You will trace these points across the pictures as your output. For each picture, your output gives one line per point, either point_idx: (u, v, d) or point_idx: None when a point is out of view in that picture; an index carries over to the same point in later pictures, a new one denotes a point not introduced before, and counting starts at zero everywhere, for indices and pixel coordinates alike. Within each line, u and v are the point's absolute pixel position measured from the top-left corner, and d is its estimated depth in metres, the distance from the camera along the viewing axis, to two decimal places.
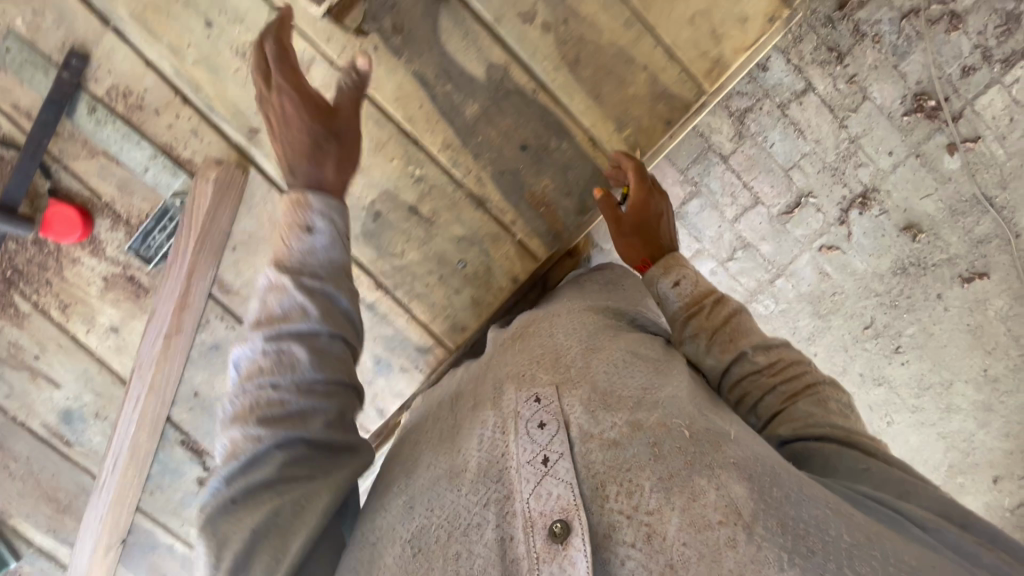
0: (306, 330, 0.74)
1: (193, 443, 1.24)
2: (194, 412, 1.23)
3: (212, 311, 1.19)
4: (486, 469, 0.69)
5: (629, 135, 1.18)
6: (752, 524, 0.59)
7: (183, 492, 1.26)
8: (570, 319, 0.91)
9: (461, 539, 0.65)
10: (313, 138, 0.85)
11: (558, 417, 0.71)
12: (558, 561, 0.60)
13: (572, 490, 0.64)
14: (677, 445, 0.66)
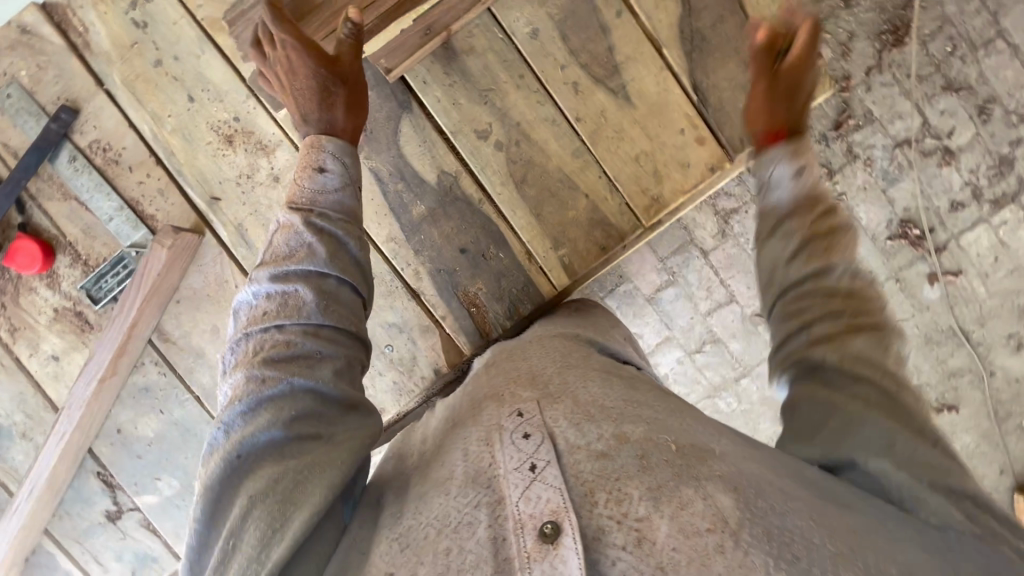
0: (313, 271, 0.75)
1: (108, 476, 1.29)
2: (114, 448, 1.28)
3: (149, 356, 1.26)
4: (477, 474, 0.58)
5: (564, 255, 1.23)
6: (738, 531, 0.50)
7: (90, 522, 1.31)
8: (546, 349, 0.81)
9: (451, 536, 0.54)
10: (320, 85, 0.93)
11: (543, 427, 0.61)
12: (548, 563, 0.50)
13: (564, 492, 0.53)
14: (666, 455, 0.57)
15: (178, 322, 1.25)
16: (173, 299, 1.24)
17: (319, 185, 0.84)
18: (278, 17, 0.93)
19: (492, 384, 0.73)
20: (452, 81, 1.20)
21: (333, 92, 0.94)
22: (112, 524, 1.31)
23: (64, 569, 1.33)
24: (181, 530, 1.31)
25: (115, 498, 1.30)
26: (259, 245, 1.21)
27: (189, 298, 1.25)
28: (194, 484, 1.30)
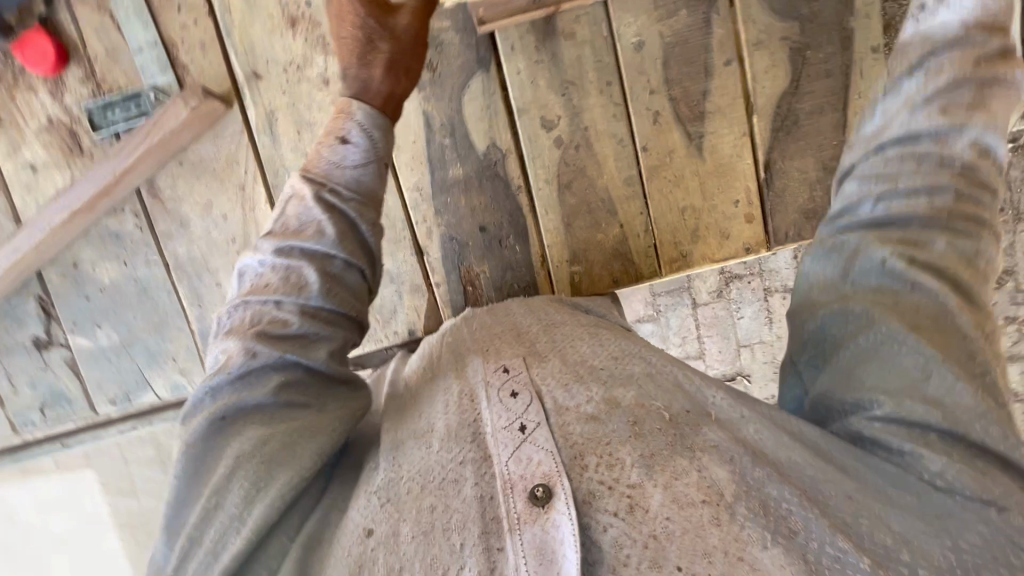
0: (318, 251, 0.82)
1: (48, 304, 1.24)
2: (65, 281, 1.23)
3: (132, 204, 1.20)
4: (459, 430, 0.70)
5: (577, 272, 1.21)
6: (732, 505, 0.58)
7: (16, 342, 1.26)
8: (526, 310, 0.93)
9: (435, 494, 0.64)
10: (366, 37, 0.95)
11: (529, 386, 0.72)
12: (540, 524, 0.59)
13: (553, 458, 0.63)
14: (659, 423, 0.65)
15: (173, 183, 1.18)
16: (177, 159, 1.17)
17: (339, 158, 0.89)
18: None
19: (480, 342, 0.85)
20: (540, 59, 1.14)
21: (377, 46, 0.96)
22: (37, 352, 1.26)
23: None
24: (103, 384, 1.28)
25: (49, 329, 1.25)
26: (285, 141, 1.15)
27: (194, 164, 1.18)
28: (134, 344, 1.26)
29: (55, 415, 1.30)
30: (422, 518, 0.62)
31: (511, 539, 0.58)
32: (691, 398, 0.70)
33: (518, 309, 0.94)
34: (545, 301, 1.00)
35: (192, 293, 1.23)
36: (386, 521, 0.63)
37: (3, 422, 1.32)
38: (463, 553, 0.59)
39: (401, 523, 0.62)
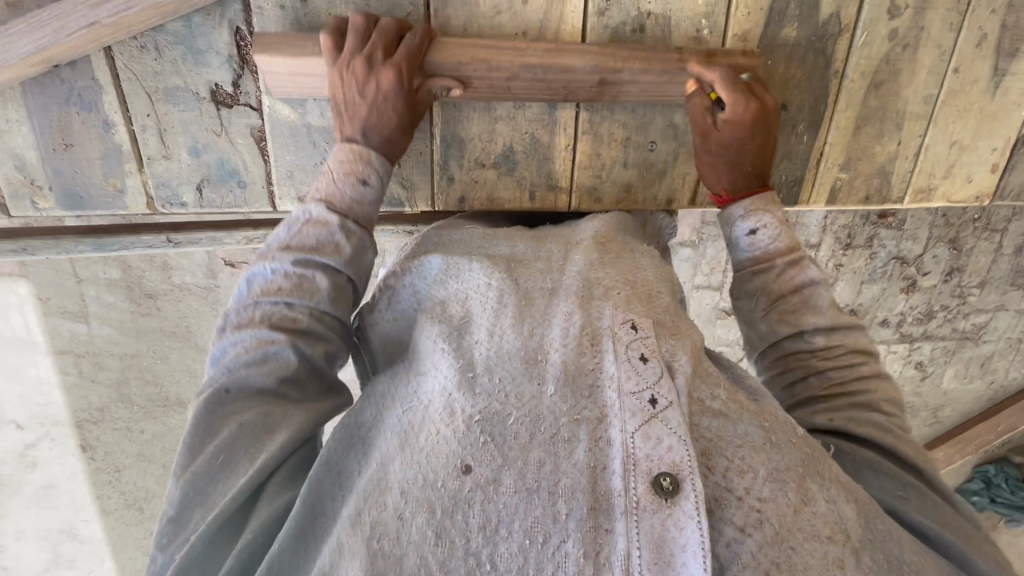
0: (332, 265, 0.80)
1: (247, 45, 0.89)
2: (282, 16, 0.87)
3: None
4: (581, 374, 0.67)
5: (842, 179, 1.19)
6: (859, 549, 0.59)
7: (185, 84, 0.89)
8: (621, 221, 0.98)
9: (544, 449, 0.61)
10: (399, 121, 0.87)
11: (660, 356, 0.68)
12: (661, 517, 0.57)
13: (685, 446, 0.60)
14: (790, 440, 0.66)
15: None
16: None
17: (359, 196, 0.84)
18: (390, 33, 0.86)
19: (595, 273, 0.80)
20: (704, 10, 1.00)
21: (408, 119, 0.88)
22: (213, 107, 0.91)
23: None
24: (299, 174, 0.96)
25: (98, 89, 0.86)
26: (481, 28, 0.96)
27: None
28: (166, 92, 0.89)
29: (217, 201, 0.96)
30: (527, 472, 0.60)
31: (625, 523, 0.57)
32: (778, 420, 0.69)
33: (648, 264, 0.86)
34: (642, 254, 0.89)
35: (450, 134, 1.00)
36: (487, 462, 0.60)
37: (138, 192, 0.93)
38: (567, 523, 0.57)
39: (504, 471, 0.60)
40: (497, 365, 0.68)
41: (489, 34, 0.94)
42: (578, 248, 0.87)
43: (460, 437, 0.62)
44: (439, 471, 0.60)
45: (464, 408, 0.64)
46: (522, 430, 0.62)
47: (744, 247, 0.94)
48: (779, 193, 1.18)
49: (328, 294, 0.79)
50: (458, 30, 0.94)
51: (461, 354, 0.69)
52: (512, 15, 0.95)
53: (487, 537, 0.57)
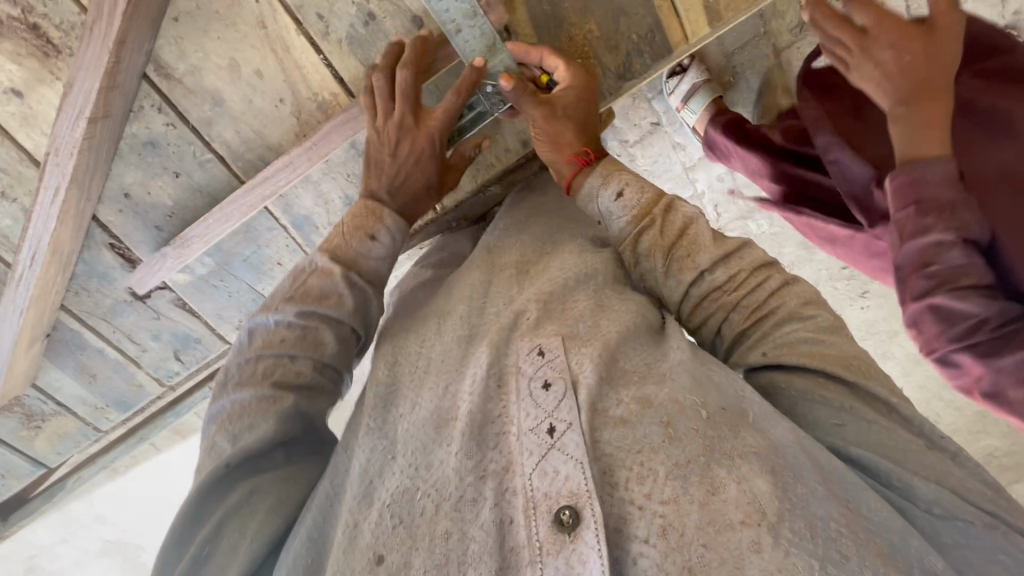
0: (331, 316, 0.79)
1: (124, 250, 1.07)
2: (125, 216, 1.04)
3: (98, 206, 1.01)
4: (486, 423, 0.66)
5: None
6: (776, 523, 0.53)
7: (115, 299, 1.12)
8: (545, 223, 0.94)
9: (450, 516, 0.60)
10: (427, 183, 0.90)
11: (565, 374, 0.67)
12: (565, 556, 0.54)
13: (582, 473, 0.58)
14: (692, 429, 0.61)
15: (88, 172, 0.93)
16: (67, 149, 0.89)
17: (366, 250, 0.84)
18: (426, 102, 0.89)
19: (512, 305, 0.79)
20: None
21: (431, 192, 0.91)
22: (141, 302, 1.13)
23: (36, 402, 1.22)
24: (223, 313, 1.17)
25: (96, 330, 1.15)
26: (249, 122, 0.97)
27: (86, 145, 0.90)
28: (117, 308, 1.13)
29: (194, 358, 1.23)
30: (434, 547, 0.59)
31: (530, 572, 0.55)
32: (679, 402, 0.63)
33: (565, 272, 0.82)
34: (558, 261, 0.85)
35: (295, 217, 1.07)
36: (398, 546, 0.60)
37: (150, 379, 1.25)
38: None
39: (413, 552, 0.59)
40: (413, 436, 0.69)
41: (257, 122, 0.97)
42: (498, 283, 0.85)
43: (375, 527, 0.62)
44: (357, 561, 0.60)
45: (380, 494, 0.65)
46: (428, 503, 0.62)
47: (618, 212, 0.87)
48: (642, 53, 0.97)
49: (328, 343, 0.79)
50: (236, 138, 0.98)
51: (387, 435, 0.72)
52: (262, 92, 0.95)
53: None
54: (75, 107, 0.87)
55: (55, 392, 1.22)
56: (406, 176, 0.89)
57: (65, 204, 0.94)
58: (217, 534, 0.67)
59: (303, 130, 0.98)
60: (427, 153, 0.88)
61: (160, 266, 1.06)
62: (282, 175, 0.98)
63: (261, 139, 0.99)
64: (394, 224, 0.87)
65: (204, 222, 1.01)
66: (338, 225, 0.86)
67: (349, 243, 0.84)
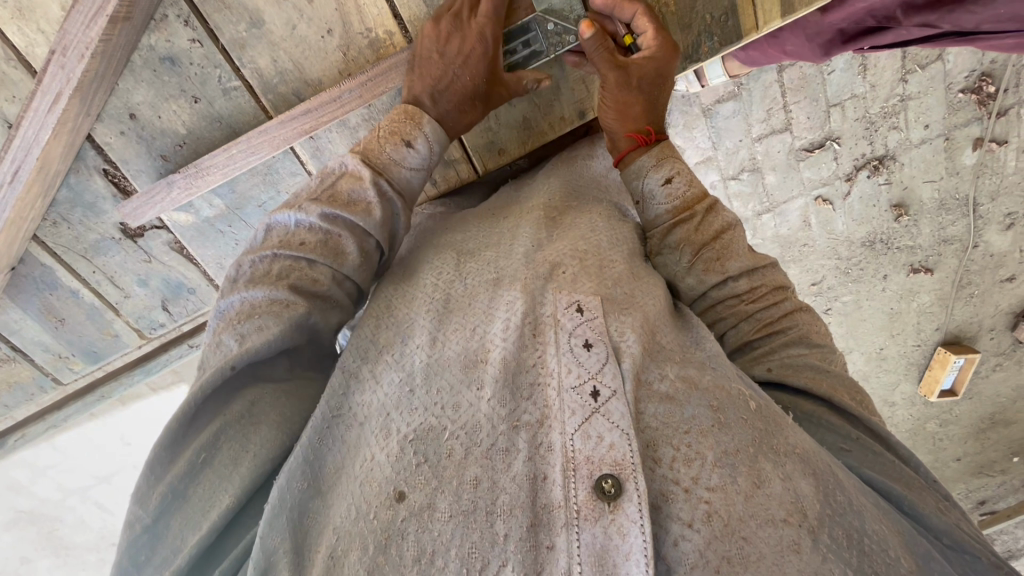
0: (355, 225, 0.65)
1: (120, 178, 0.94)
2: (127, 141, 0.91)
3: (97, 124, 0.88)
4: (520, 370, 0.50)
5: None
6: (817, 528, 0.44)
7: (101, 234, 0.99)
8: (564, 181, 0.81)
9: (481, 464, 0.46)
10: (473, 91, 0.77)
11: (606, 338, 0.51)
12: (603, 525, 0.42)
13: (628, 443, 0.45)
14: (742, 417, 0.49)
15: (96, 83, 0.82)
16: (82, 51, 0.79)
17: (402, 159, 0.71)
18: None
19: (537, 250, 0.62)
20: None
21: (473, 104, 0.79)
22: (131, 241, 1.00)
23: None
24: (226, 261, 1.05)
25: (72, 267, 1.01)
26: (290, 52, 0.88)
27: (102, 47, 0.78)
28: (100, 244, 0.99)
29: (183, 310, 1.12)
30: (460, 492, 0.45)
31: (565, 537, 0.42)
32: (730, 389, 0.51)
33: (599, 228, 0.68)
34: (587, 218, 0.70)
35: (323, 163, 0.96)
36: (420, 487, 0.45)
37: (128, 329, 1.11)
38: (505, 545, 0.42)
39: (439, 493, 0.45)
40: (436, 375, 0.51)
41: (298, 53, 0.88)
42: (528, 220, 0.69)
43: (393, 461, 0.47)
44: (370, 497, 0.46)
45: (399, 426, 0.49)
46: (457, 446, 0.47)
47: (659, 198, 0.70)
48: (712, 36, 0.94)
49: (352, 253, 0.64)
50: (270, 67, 0.89)
51: (401, 366, 0.53)
52: (309, 20, 0.86)
53: (422, 572, 0.42)
54: (97, 3, 0.77)
55: (11, 336, 1.06)
56: (452, 78, 0.76)
57: (64, 116, 0.82)
58: (213, 442, 0.52)
59: (347, 69, 0.90)
60: (478, 57, 0.76)
61: (163, 197, 0.93)
62: (323, 112, 0.89)
63: (297, 72, 0.89)
64: (434, 134, 0.74)
65: (224, 157, 0.91)
66: (372, 131, 0.72)
67: (383, 148, 0.71)
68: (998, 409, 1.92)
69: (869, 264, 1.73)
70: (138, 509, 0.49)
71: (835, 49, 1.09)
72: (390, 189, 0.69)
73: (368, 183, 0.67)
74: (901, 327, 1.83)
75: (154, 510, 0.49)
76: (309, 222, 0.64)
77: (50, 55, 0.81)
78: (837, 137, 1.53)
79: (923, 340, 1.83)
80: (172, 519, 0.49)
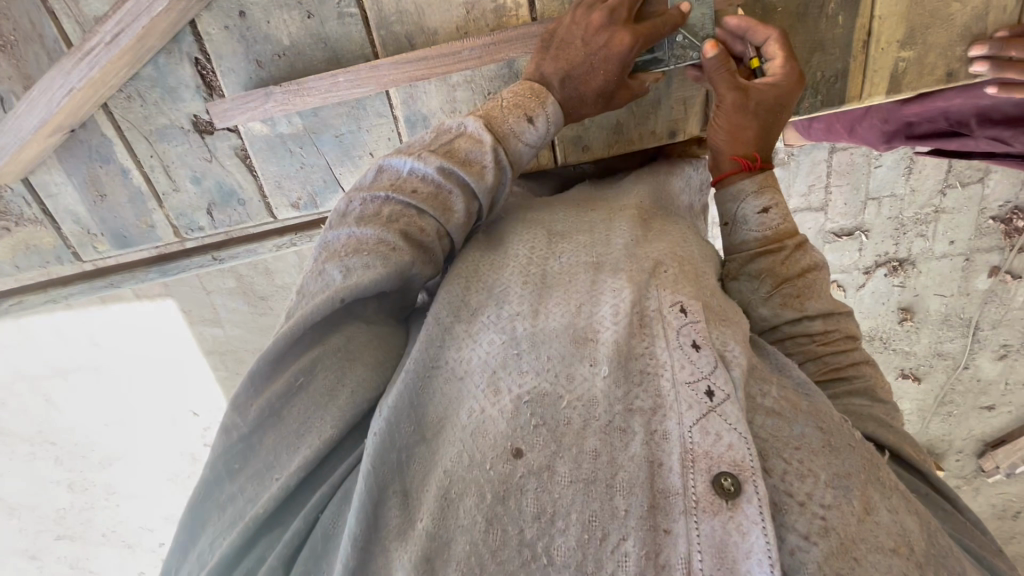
0: (467, 185, 0.66)
1: (209, 73, 0.93)
2: (229, 36, 0.90)
3: (206, 10, 0.87)
4: (632, 356, 0.50)
5: (905, 60, 0.93)
6: (925, 565, 0.43)
7: (170, 121, 0.97)
8: (651, 189, 0.82)
9: (602, 437, 0.46)
10: (605, 87, 0.76)
11: (712, 344, 0.51)
12: (723, 520, 0.42)
13: (748, 445, 0.44)
14: (849, 444, 0.48)
15: None
16: None
17: (520, 132, 0.71)
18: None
19: (638, 248, 0.63)
20: None
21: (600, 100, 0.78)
22: (199, 136, 0.98)
23: (20, 201, 1.03)
24: (284, 181, 1.03)
25: (132, 146, 0.99)
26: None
27: None
28: (166, 131, 0.98)
29: (228, 220, 1.07)
30: (582, 461, 0.45)
31: (684, 522, 0.42)
32: (830, 417, 0.51)
33: (692, 242, 0.68)
34: (680, 229, 0.71)
35: (411, 112, 0.96)
36: (540, 446, 0.45)
37: (165, 225, 1.07)
38: (627, 520, 0.42)
39: (560, 457, 0.45)
40: (546, 341, 0.51)
41: None
42: (622, 218, 0.69)
43: (508, 417, 0.47)
44: (485, 449, 0.46)
45: (511, 386, 0.49)
46: (575, 416, 0.47)
47: (752, 224, 0.72)
48: (816, 93, 0.95)
49: (458, 210, 0.65)
50: (393, 5, 0.88)
51: (505, 327, 0.53)
52: None
53: (543, 531, 0.42)
54: None
55: (46, 198, 1.03)
56: (588, 68, 0.75)
57: None
58: (312, 368, 0.52)
59: (466, 27, 0.90)
60: (620, 59, 0.75)
61: (255, 104, 0.92)
62: (437, 62, 0.88)
63: (417, 17, 0.89)
64: (554, 115, 0.74)
65: (324, 83, 0.90)
66: (496, 98, 0.73)
67: (505, 119, 0.71)
68: None
69: (864, 358, 1.74)
70: (234, 417, 0.50)
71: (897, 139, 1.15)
72: (505, 158, 0.70)
73: (487, 148, 0.68)
74: None
75: (251, 422, 0.50)
76: (424, 170, 0.66)
77: None
78: (866, 229, 1.55)
79: None
80: (266, 435, 0.51)
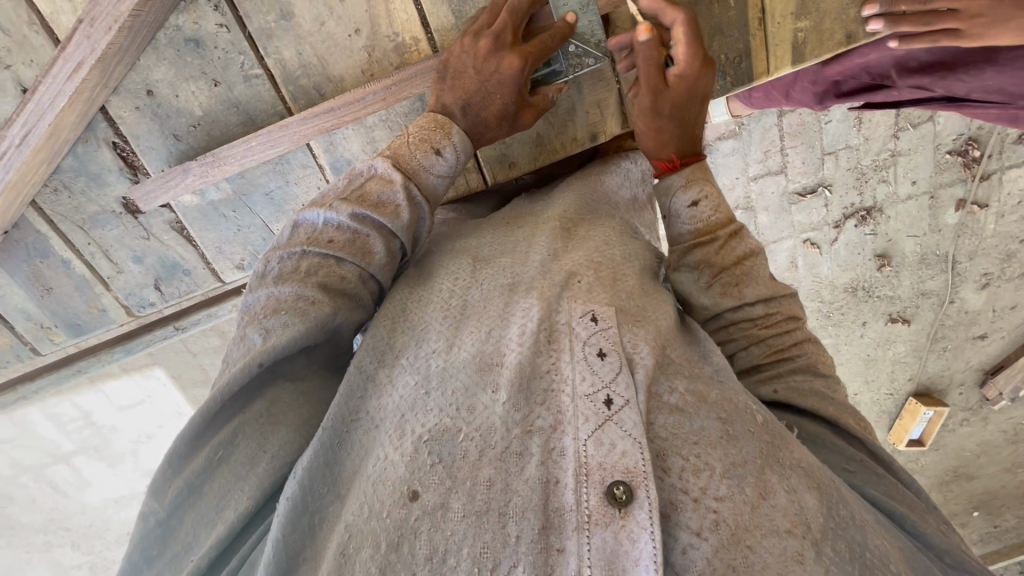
0: (383, 226, 0.67)
1: (128, 154, 0.94)
2: (140, 116, 0.91)
3: (112, 96, 0.89)
4: (535, 377, 0.51)
5: (802, 30, 0.95)
6: (821, 541, 0.45)
7: (101, 207, 0.98)
8: (579, 195, 0.83)
9: (495, 465, 0.47)
10: (505, 108, 0.78)
11: (621, 350, 0.52)
12: (613, 531, 0.43)
13: (640, 450, 0.46)
14: (749, 430, 0.50)
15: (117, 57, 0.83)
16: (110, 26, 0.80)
17: (430, 166, 0.72)
18: (519, 14, 0.78)
19: (554, 260, 0.64)
20: None
21: (503, 121, 0.79)
22: (131, 217, 0.99)
23: None
24: (226, 247, 1.04)
25: (69, 238, 1.00)
26: (315, 46, 0.89)
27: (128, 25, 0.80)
28: (99, 216, 0.98)
29: (176, 292, 1.09)
30: (475, 492, 0.45)
31: (576, 539, 0.43)
32: (738, 403, 0.53)
33: (612, 243, 0.69)
34: (604, 231, 0.72)
35: (336, 159, 0.97)
36: (434, 486, 0.46)
37: (116, 306, 1.08)
38: (517, 547, 0.43)
39: (452, 493, 0.45)
40: (452, 376, 0.53)
41: (323, 48, 0.89)
42: (542, 231, 0.70)
43: (408, 461, 0.48)
44: (385, 497, 0.46)
45: (413, 427, 0.50)
46: (471, 448, 0.48)
47: (685, 219, 0.72)
48: (725, 75, 0.99)
49: (380, 250, 0.66)
50: (294, 59, 0.89)
51: (417, 367, 0.54)
52: (338, 18, 0.88)
53: (434, 570, 0.43)
54: None
55: None
56: (485, 94, 0.77)
57: (81, 85, 0.83)
58: (232, 441, 0.53)
59: (371, 69, 0.91)
60: (514, 80, 0.76)
61: (176, 182, 0.93)
62: (346, 110, 0.90)
63: (321, 66, 0.90)
64: (462, 144, 0.75)
65: (246, 145, 0.91)
66: (401, 136, 0.73)
67: (413, 154, 0.72)
68: (961, 461, 1.98)
69: (851, 309, 1.75)
70: (153, 502, 0.51)
71: (829, 99, 1.13)
72: (419, 193, 0.70)
73: (399, 185, 0.68)
74: (876, 373, 1.87)
75: (170, 503, 0.51)
76: (339, 219, 0.65)
77: (77, 25, 0.82)
78: (828, 184, 1.57)
79: (895, 389, 1.88)
80: (187, 513, 0.51)
